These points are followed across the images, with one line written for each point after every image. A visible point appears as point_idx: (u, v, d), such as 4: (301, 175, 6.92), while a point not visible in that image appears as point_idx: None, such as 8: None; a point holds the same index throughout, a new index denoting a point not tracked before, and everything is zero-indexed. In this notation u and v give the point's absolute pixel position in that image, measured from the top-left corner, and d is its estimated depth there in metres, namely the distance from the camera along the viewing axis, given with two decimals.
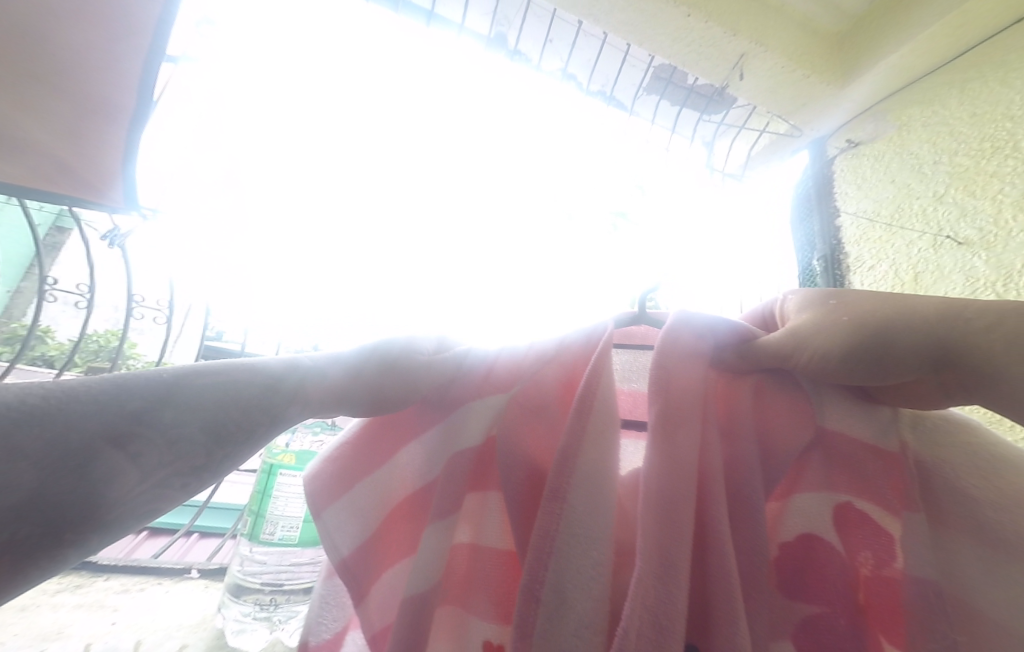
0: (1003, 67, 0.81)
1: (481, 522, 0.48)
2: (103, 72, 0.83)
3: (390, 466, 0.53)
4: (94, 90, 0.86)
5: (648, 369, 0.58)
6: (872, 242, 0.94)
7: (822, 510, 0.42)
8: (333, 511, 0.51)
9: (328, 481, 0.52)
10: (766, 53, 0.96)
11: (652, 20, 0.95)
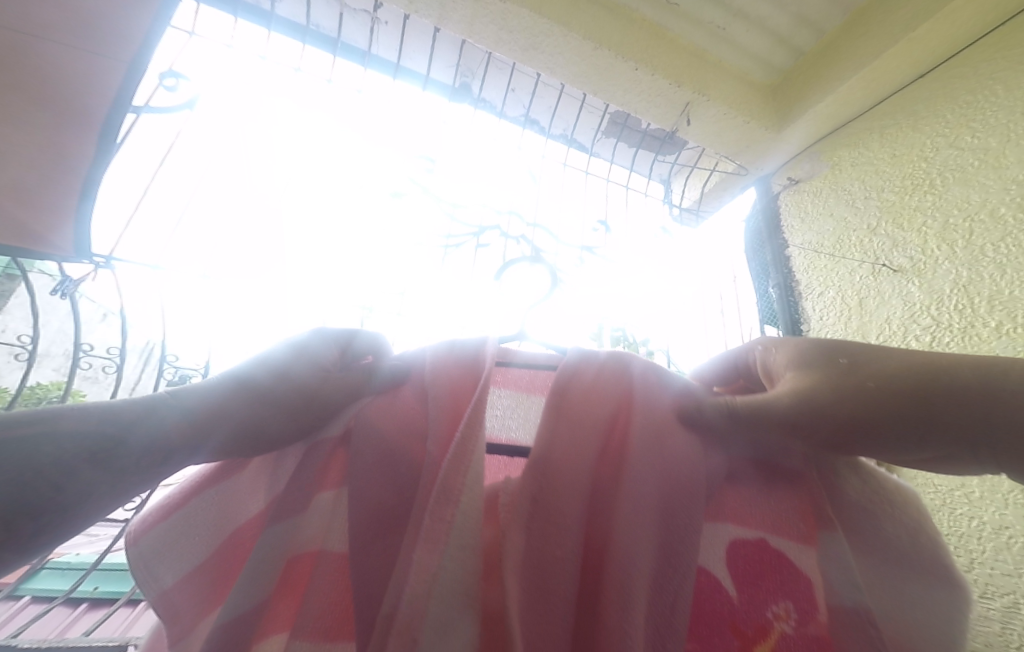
0: (913, 114, 0.91)
1: (328, 528, 0.44)
2: (41, 83, 0.77)
3: (225, 508, 0.47)
4: (29, 103, 0.79)
5: (527, 417, 0.58)
6: (820, 270, 1.00)
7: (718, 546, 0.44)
8: (155, 534, 0.45)
9: (155, 513, 0.46)
10: (709, 101, 1.05)
11: (604, 71, 1.02)
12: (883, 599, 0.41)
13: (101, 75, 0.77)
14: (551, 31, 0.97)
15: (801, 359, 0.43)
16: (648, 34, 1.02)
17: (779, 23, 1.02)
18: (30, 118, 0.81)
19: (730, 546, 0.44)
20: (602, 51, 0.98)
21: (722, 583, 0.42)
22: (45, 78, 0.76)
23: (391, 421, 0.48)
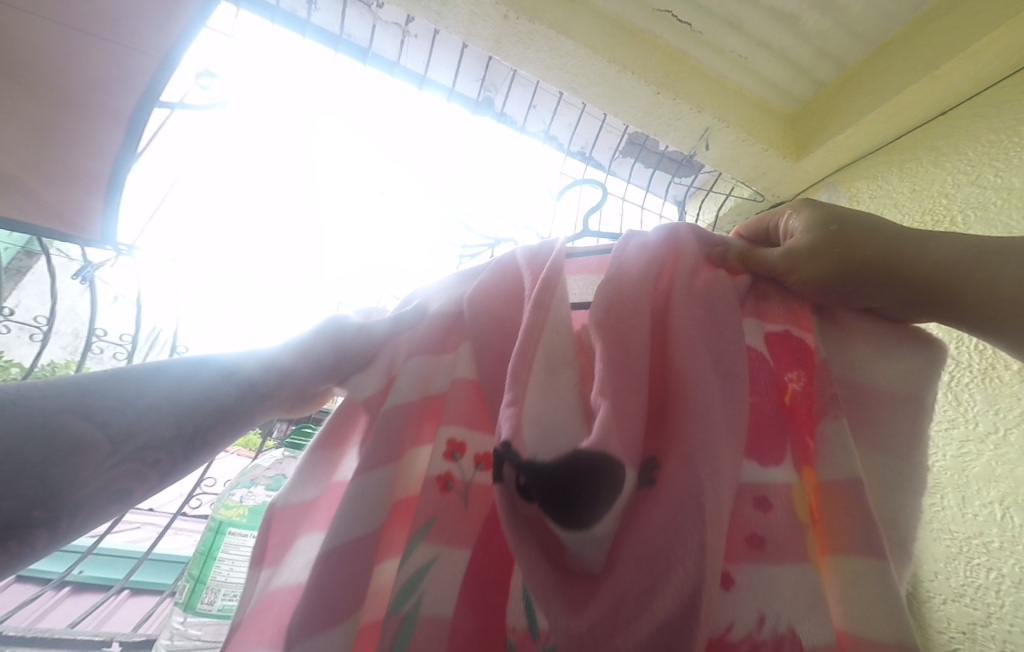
0: (935, 149, 0.90)
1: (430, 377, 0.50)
2: (72, 77, 0.79)
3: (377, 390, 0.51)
4: (59, 95, 0.81)
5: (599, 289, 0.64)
6: None
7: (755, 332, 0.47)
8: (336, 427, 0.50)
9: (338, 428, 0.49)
10: (728, 127, 1.06)
11: (626, 94, 1.04)
12: (895, 375, 0.43)
13: (133, 70, 0.79)
14: (575, 53, 1.00)
15: (804, 225, 0.48)
16: (671, 59, 1.04)
17: (801, 55, 1.03)
18: (59, 109, 0.83)
19: (767, 338, 0.47)
20: (625, 74, 1.00)
21: (760, 352, 0.46)
22: (77, 71, 0.78)
23: (489, 295, 0.56)
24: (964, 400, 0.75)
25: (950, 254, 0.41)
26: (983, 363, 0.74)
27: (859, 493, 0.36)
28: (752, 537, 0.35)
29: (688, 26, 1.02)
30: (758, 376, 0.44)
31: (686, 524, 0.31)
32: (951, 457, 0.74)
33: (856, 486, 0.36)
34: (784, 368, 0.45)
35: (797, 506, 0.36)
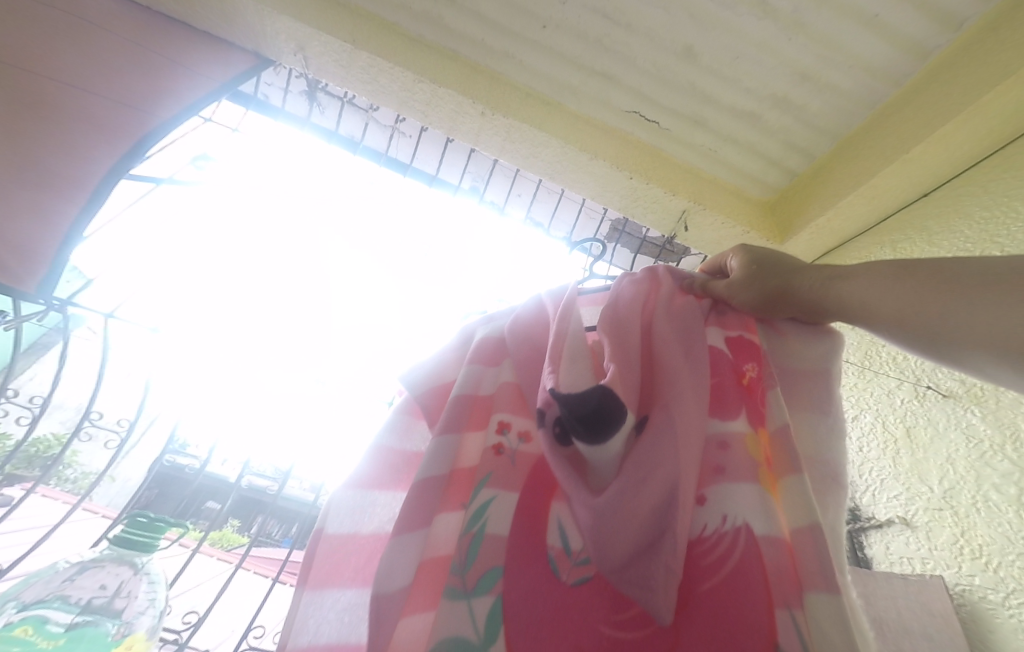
0: (926, 230, 0.84)
1: (480, 381, 0.52)
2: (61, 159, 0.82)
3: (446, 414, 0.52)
4: (31, 174, 0.80)
5: None
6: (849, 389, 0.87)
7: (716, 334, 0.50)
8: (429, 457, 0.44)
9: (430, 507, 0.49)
10: (706, 210, 1.04)
11: (601, 179, 1.04)
12: (810, 357, 0.49)
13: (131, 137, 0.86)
14: (548, 144, 1.01)
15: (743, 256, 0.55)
16: (643, 152, 1.06)
17: (768, 148, 1.04)
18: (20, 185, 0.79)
19: (726, 341, 0.50)
20: (598, 160, 1.01)
21: (714, 343, 0.49)
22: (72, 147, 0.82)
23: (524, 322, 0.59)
24: None
25: (861, 298, 0.42)
26: None
27: (792, 442, 0.40)
28: (714, 466, 0.40)
29: (656, 125, 1.04)
30: (718, 358, 0.48)
31: (666, 446, 0.37)
32: None
33: (785, 432, 0.41)
34: (749, 350, 0.48)
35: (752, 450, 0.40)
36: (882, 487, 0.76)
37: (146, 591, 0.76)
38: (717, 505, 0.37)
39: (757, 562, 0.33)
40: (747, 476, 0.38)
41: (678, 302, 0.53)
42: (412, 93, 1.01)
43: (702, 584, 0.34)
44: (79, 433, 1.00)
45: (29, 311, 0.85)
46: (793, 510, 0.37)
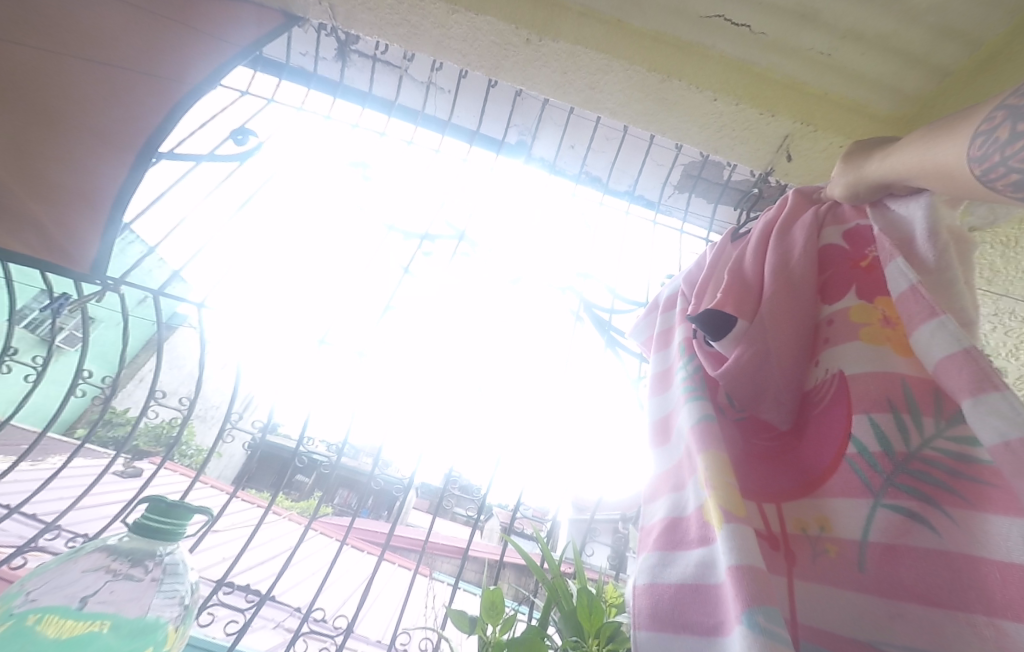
0: None
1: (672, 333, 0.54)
2: (90, 154, 0.81)
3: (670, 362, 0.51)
4: (71, 176, 0.80)
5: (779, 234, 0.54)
6: None
7: (834, 232, 0.44)
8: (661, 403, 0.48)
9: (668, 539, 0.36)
10: (818, 133, 0.83)
11: (675, 107, 0.86)
12: (890, 224, 0.40)
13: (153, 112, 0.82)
14: (609, 69, 0.84)
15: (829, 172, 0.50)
16: (728, 70, 0.84)
17: (910, 41, 0.77)
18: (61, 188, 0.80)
19: (845, 233, 0.44)
20: (671, 83, 0.83)
21: (834, 238, 0.44)
22: (98, 138, 0.81)
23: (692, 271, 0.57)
24: None
25: (896, 166, 0.39)
26: None
27: (923, 297, 0.31)
28: (822, 341, 0.39)
29: (748, 29, 0.81)
30: (828, 250, 0.43)
31: (756, 326, 0.39)
32: None
33: (910, 295, 0.32)
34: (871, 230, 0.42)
35: (862, 326, 0.36)
36: None
37: (165, 590, 0.62)
38: (829, 364, 0.37)
39: (843, 397, 0.34)
40: (849, 336, 0.36)
41: (787, 214, 0.48)
42: (447, 29, 0.86)
43: (814, 413, 0.36)
44: (148, 405, 1.08)
45: (89, 292, 0.88)
46: (935, 341, 0.29)
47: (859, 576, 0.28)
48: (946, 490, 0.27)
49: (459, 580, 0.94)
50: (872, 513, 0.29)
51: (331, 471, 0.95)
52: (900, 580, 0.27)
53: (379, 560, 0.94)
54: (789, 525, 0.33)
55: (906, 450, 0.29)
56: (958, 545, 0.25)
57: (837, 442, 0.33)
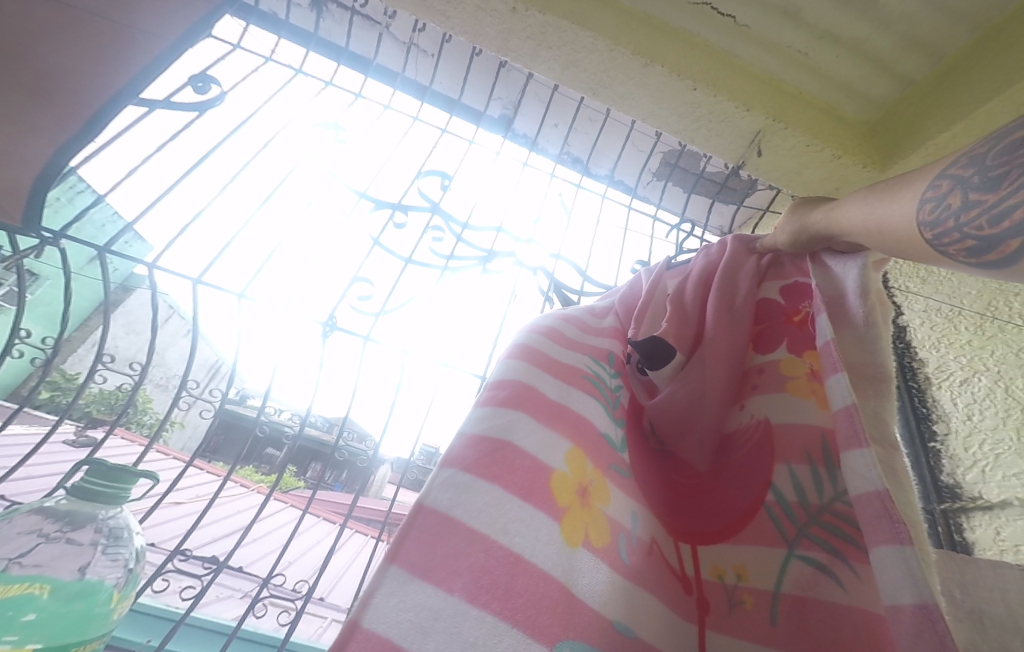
0: None
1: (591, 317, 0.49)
2: None
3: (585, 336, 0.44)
4: None
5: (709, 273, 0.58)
6: (959, 347, 0.72)
7: (771, 288, 0.49)
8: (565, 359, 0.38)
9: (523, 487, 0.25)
10: (786, 130, 0.86)
11: (654, 94, 0.87)
12: (834, 274, 0.42)
13: None
14: (594, 47, 0.83)
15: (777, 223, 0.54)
16: (710, 60, 0.86)
17: (880, 46, 0.81)
18: None
19: (783, 292, 0.48)
20: (653, 67, 0.83)
21: (771, 296, 0.48)
22: None
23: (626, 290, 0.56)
24: None
25: (842, 221, 0.41)
26: None
27: (831, 350, 0.34)
28: (750, 385, 0.42)
29: (731, 20, 0.83)
30: (767, 304, 0.48)
31: (694, 364, 0.42)
32: None
33: (830, 345, 0.34)
34: (804, 290, 0.47)
35: (789, 381, 0.40)
36: (996, 463, 0.64)
37: (108, 552, 0.62)
38: (755, 408, 0.40)
39: (769, 444, 0.37)
40: (779, 385, 0.40)
41: (732, 262, 0.51)
42: None
43: (735, 454, 0.38)
44: (94, 371, 1.01)
45: (23, 244, 0.81)
46: (835, 392, 0.31)
47: (765, 628, 0.28)
48: (853, 545, 0.29)
49: (422, 549, 0.95)
50: (787, 562, 0.30)
51: (293, 444, 0.93)
52: (807, 633, 0.26)
53: (341, 531, 0.93)
54: (706, 573, 0.33)
55: (819, 502, 0.32)
56: (859, 600, 0.26)
57: (757, 488, 0.35)
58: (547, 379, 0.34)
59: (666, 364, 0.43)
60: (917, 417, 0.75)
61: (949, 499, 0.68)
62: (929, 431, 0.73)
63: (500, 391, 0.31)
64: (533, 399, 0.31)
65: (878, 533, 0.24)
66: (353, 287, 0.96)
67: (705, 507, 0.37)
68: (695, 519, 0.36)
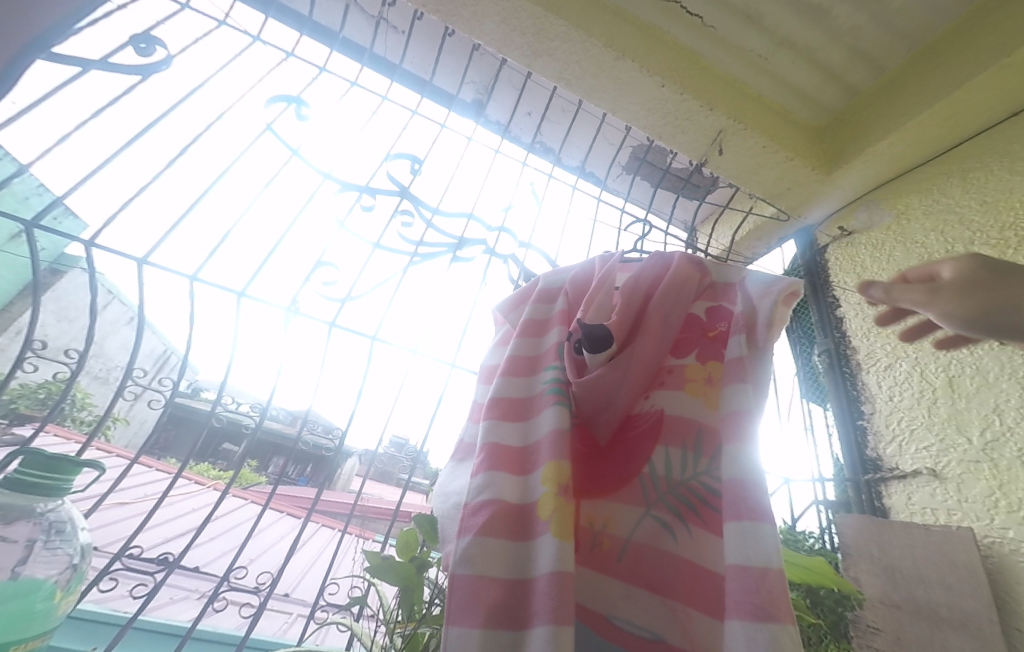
0: (1007, 156, 0.73)
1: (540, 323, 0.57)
2: None
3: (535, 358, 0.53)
4: None
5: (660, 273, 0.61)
6: (885, 336, 0.81)
7: (701, 303, 0.54)
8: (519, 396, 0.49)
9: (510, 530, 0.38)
10: (746, 131, 0.91)
11: (626, 87, 0.89)
12: None
13: None
14: (570, 36, 0.84)
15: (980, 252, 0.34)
16: (678, 58, 0.89)
17: (831, 55, 0.88)
18: None
19: (710, 308, 0.53)
20: (626, 61, 0.85)
21: (696, 310, 0.53)
22: None
23: (576, 280, 0.61)
24: None
25: None
26: None
27: (740, 373, 0.43)
28: (659, 383, 0.50)
29: (699, 20, 0.86)
30: (690, 317, 0.53)
31: (626, 358, 0.48)
32: None
33: (735, 366, 0.43)
34: (725, 310, 0.51)
35: (688, 385, 0.48)
36: (911, 437, 0.73)
37: (48, 547, 0.58)
38: (656, 400, 0.49)
39: (657, 436, 0.46)
40: (679, 387, 0.49)
41: (681, 271, 0.54)
42: None
43: (630, 438, 0.48)
44: (20, 360, 0.91)
45: None
46: (732, 402, 0.42)
47: (617, 562, 0.43)
48: (693, 511, 0.41)
49: (390, 539, 0.94)
50: (642, 518, 0.44)
51: (250, 438, 0.87)
52: (640, 568, 0.42)
53: (305, 524, 0.91)
54: (584, 518, 0.46)
55: (681, 478, 0.43)
56: (683, 548, 0.40)
57: (637, 464, 0.46)
58: (510, 421, 0.46)
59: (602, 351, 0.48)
60: (849, 398, 0.84)
61: (872, 469, 0.78)
62: (859, 412, 0.82)
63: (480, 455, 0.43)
64: (497, 448, 0.43)
65: (729, 511, 0.36)
66: (318, 271, 0.93)
67: (600, 471, 0.48)
68: (591, 478, 0.48)
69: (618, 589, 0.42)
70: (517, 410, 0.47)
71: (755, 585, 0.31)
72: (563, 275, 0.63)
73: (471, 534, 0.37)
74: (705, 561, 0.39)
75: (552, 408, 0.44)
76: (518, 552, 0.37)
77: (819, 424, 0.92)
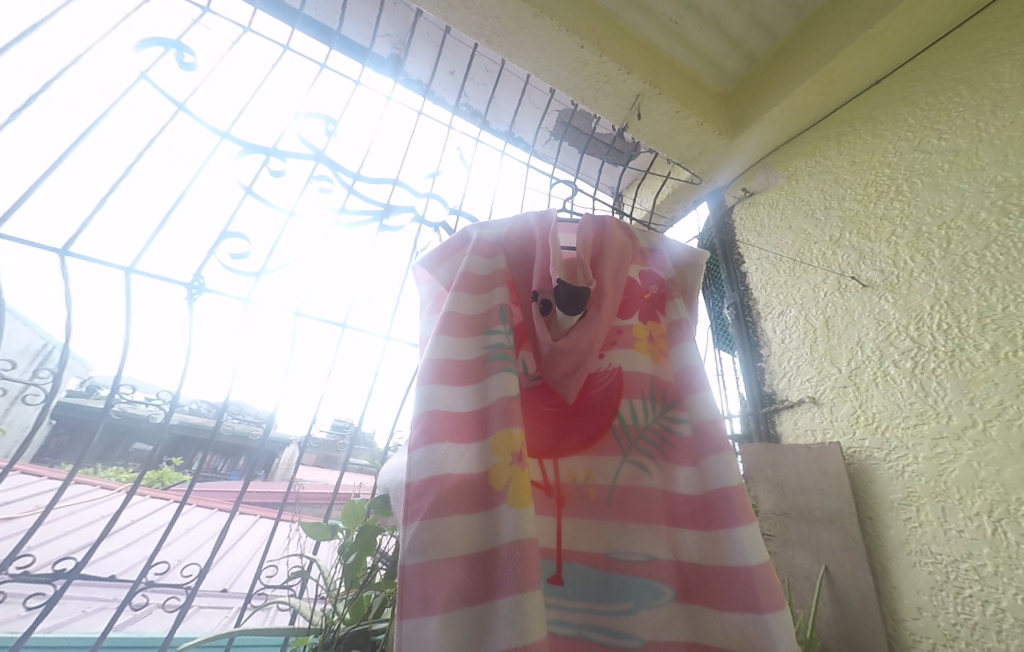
0: (871, 120, 0.84)
1: (484, 280, 0.53)
2: None
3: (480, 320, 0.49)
4: None
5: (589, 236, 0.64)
6: (779, 286, 0.91)
7: (635, 268, 0.60)
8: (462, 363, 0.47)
9: (446, 509, 0.39)
10: (661, 95, 0.94)
11: (546, 46, 0.88)
12: None
13: None
14: None
15: None
16: (596, 19, 0.89)
17: (732, 22, 0.93)
18: None
19: (642, 273, 0.60)
20: (544, 19, 0.84)
21: (633, 274, 0.60)
22: None
23: (514, 240, 0.58)
24: (931, 389, 0.65)
25: None
26: (949, 345, 0.64)
27: (682, 329, 0.54)
28: (613, 342, 0.55)
29: None
30: (629, 283, 0.59)
31: (594, 318, 0.51)
32: (923, 460, 0.64)
33: (681, 325, 0.54)
34: (655, 274, 0.60)
35: (639, 342, 0.54)
36: (797, 372, 0.84)
37: None
38: (611, 358, 0.54)
39: (617, 389, 0.52)
40: (631, 346, 0.54)
41: (619, 239, 0.59)
42: None
43: (590, 395, 0.52)
44: None
45: None
46: (687, 354, 0.52)
47: (603, 507, 0.48)
48: (657, 449, 0.49)
49: (331, 520, 0.92)
50: (620, 465, 0.49)
51: (159, 433, 0.78)
52: (627, 508, 0.47)
53: (232, 516, 0.84)
54: (564, 477, 0.50)
55: (644, 423, 0.50)
56: (661, 481, 0.48)
57: (607, 416, 0.51)
58: (452, 389, 0.45)
59: (575, 312, 0.51)
60: (750, 346, 0.94)
61: (767, 402, 0.88)
62: (758, 357, 0.92)
63: (418, 427, 0.42)
64: (440, 419, 0.42)
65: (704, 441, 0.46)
66: (224, 243, 0.85)
67: (567, 427, 0.51)
68: (559, 435, 0.51)
69: (610, 528, 0.47)
70: (460, 374, 0.46)
71: (733, 500, 0.43)
72: (499, 227, 0.59)
73: (419, 519, 0.38)
74: (678, 488, 0.46)
75: (502, 377, 0.44)
76: (468, 521, 0.39)
77: (727, 371, 1.02)
